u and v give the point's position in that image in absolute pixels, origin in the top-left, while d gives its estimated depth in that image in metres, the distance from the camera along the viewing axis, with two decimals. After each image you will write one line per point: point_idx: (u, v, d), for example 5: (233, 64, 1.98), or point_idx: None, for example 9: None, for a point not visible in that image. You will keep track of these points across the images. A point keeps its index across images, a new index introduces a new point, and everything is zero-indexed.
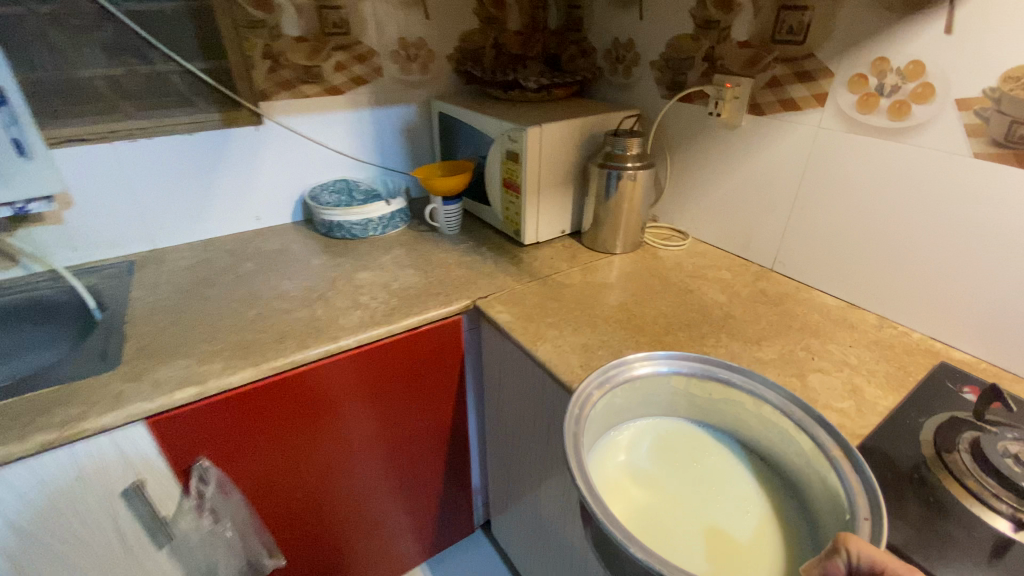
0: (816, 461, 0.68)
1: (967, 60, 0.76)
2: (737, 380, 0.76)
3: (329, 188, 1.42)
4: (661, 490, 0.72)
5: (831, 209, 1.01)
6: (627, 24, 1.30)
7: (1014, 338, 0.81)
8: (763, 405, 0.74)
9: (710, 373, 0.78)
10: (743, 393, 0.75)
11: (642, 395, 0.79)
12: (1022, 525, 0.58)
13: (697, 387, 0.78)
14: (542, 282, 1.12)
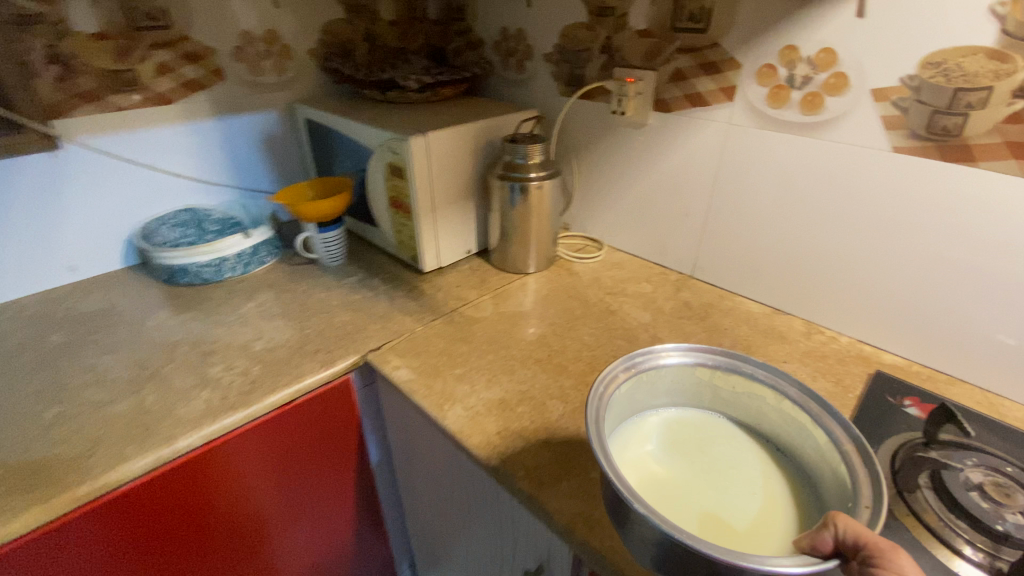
0: (830, 460, 0.59)
1: (880, 46, 0.70)
2: (760, 374, 0.65)
3: (167, 221, 1.11)
4: (674, 472, 0.63)
5: (749, 209, 0.94)
6: (514, 12, 1.14)
7: (940, 339, 0.79)
8: (787, 399, 0.63)
9: (744, 366, 0.66)
10: (770, 386, 0.65)
11: (676, 381, 0.69)
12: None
13: (725, 378, 0.67)
14: (445, 317, 0.93)
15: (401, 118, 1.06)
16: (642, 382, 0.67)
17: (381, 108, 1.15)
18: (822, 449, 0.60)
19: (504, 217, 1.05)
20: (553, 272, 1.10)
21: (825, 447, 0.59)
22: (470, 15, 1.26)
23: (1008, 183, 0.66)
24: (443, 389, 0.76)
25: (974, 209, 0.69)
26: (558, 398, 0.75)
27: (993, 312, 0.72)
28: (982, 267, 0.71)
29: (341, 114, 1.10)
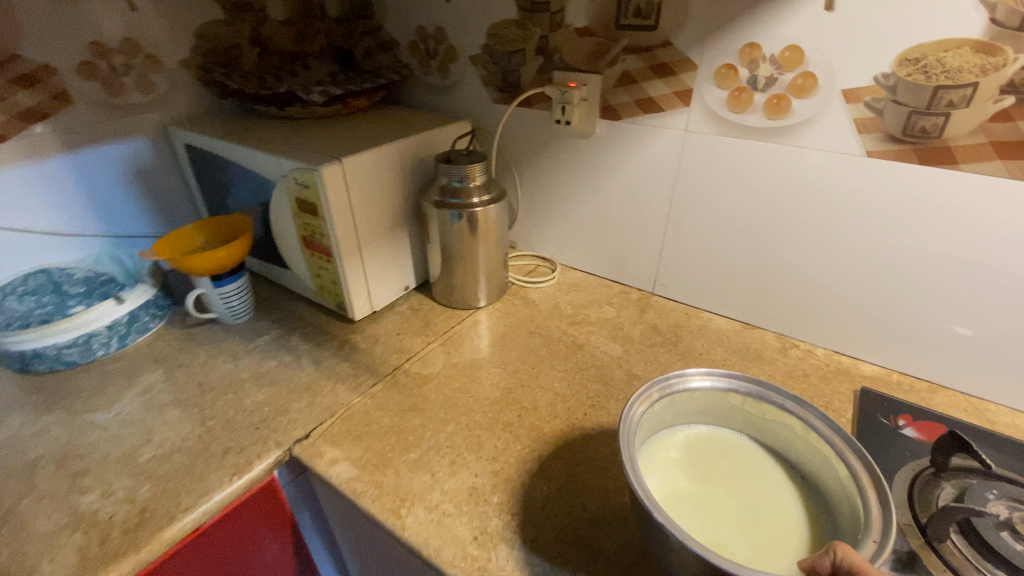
0: (848, 495, 0.52)
1: (850, 43, 0.65)
2: (785, 403, 0.58)
3: (14, 290, 0.86)
4: (702, 491, 0.57)
5: (710, 217, 0.86)
6: (430, 7, 0.99)
7: (918, 344, 0.76)
8: (813, 431, 0.56)
9: (774, 395, 0.59)
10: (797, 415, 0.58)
11: (711, 403, 0.62)
12: None
13: (758, 404, 0.60)
14: (388, 380, 0.78)
15: (307, 140, 0.87)
16: (678, 400, 0.61)
17: (280, 127, 0.96)
18: (843, 483, 0.53)
19: (445, 249, 0.91)
20: (506, 303, 0.98)
21: (846, 480, 0.52)
22: (378, 12, 1.09)
23: (990, 185, 0.63)
24: (397, 487, 0.62)
25: (955, 213, 0.66)
26: (538, 474, 0.63)
27: (974, 317, 0.70)
28: (963, 272, 0.69)
29: (231, 139, 0.89)
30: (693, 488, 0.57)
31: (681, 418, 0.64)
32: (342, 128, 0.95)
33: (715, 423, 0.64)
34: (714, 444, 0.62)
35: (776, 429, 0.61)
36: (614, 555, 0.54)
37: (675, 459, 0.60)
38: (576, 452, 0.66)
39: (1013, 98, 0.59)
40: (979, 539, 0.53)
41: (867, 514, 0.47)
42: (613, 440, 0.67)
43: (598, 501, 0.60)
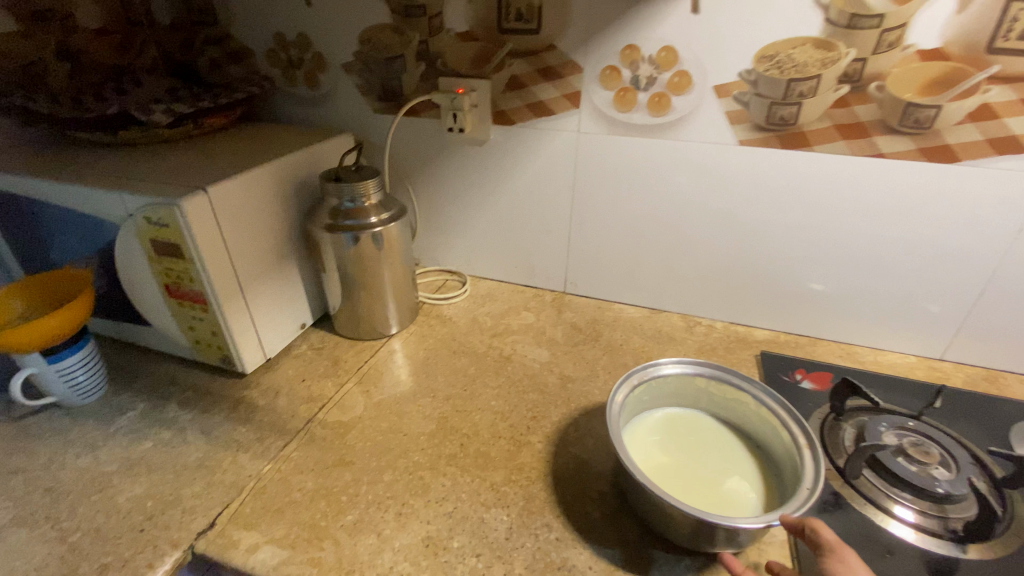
0: (790, 457, 0.56)
1: (714, 43, 0.70)
2: (739, 381, 0.62)
3: None
4: (681, 460, 0.59)
5: (613, 213, 0.89)
6: (288, 12, 0.89)
7: (801, 305, 0.87)
8: (763, 404, 0.60)
9: (732, 374, 0.62)
10: (749, 391, 0.61)
11: (682, 386, 0.65)
12: (961, 539, 0.55)
13: (722, 383, 0.63)
14: (303, 436, 0.68)
15: (155, 170, 0.72)
16: (652, 386, 0.64)
17: (114, 157, 0.79)
18: (788, 447, 0.56)
19: (345, 277, 0.82)
20: (421, 325, 0.92)
21: (790, 445, 0.56)
22: (222, 18, 0.95)
23: (838, 162, 0.73)
24: (341, 560, 0.53)
25: (818, 188, 0.76)
26: (497, 504, 0.59)
27: (838, 275, 0.82)
28: (828, 238, 0.80)
29: (45, 176, 0.71)
30: (671, 461, 0.58)
31: (655, 401, 0.66)
32: (197, 152, 0.80)
33: (688, 405, 0.66)
34: (688, 425, 0.64)
35: (736, 405, 0.63)
36: (587, 569, 0.52)
37: (653, 437, 0.61)
38: (529, 471, 0.63)
39: (848, 86, 0.69)
40: (885, 469, 0.61)
41: (803, 474, 0.51)
42: (562, 449, 0.66)
43: (562, 517, 0.57)
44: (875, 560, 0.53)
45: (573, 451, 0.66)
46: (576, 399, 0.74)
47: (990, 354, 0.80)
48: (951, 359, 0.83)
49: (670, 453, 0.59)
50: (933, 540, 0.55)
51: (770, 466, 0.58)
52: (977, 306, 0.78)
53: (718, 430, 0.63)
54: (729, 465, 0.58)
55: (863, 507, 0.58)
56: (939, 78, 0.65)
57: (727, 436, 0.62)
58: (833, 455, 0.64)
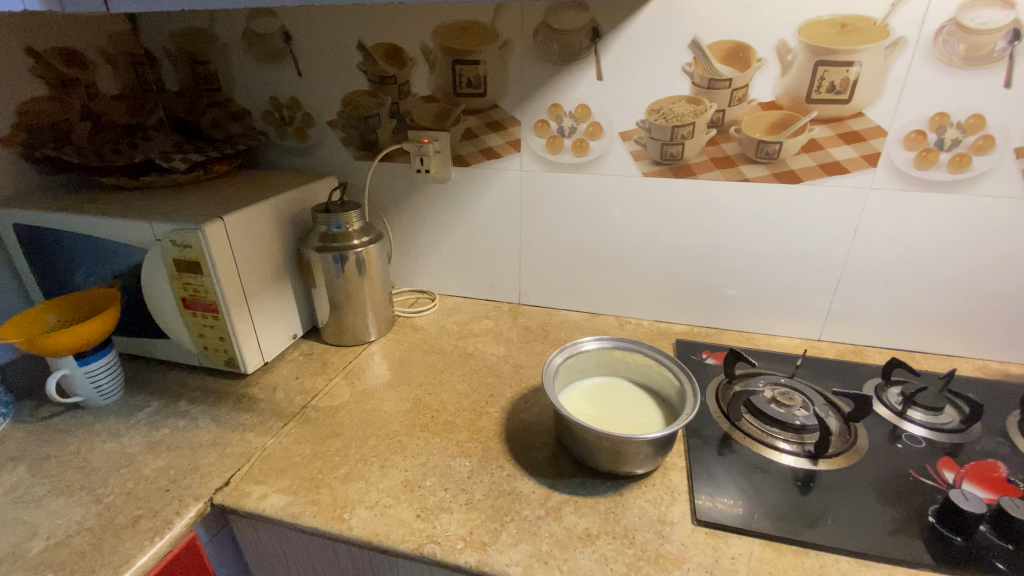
0: (683, 400, 0.73)
1: (616, 101, 0.93)
2: (645, 349, 0.79)
3: None
4: (603, 411, 0.75)
5: (554, 234, 1.09)
6: (282, 82, 1.08)
7: (708, 302, 1.07)
8: (663, 364, 0.77)
9: (640, 343, 0.80)
10: (653, 355, 0.79)
11: (604, 357, 0.82)
12: (815, 456, 0.73)
13: (633, 353, 0.80)
14: (299, 418, 0.81)
15: (175, 206, 0.88)
16: (581, 358, 0.81)
17: (135, 198, 0.94)
18: (680, 392, 0.74)
19: (332, 292, 0.99)
20: (396, 333, 1.07)
21: (682, 391, 0.73)
22: (224, 85, 1.13)
23: (717, 186, 0.95)
24: (336, 499, 0.67)
25: (706, 207, 0.98)
26: (461, 454, 0.74)
27: (731, 275, 1.03)
28: (720, 245, 1.01)
29: (81, 212, 0.86)
30: (595, 411, 0.75)
31: (585, 371, 0.83)
32: (207, 193, 0.97)
33: (612, 374, 0.83)
34: (612, 388, 0.80)
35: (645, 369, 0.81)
36: (532, 492, 0.67)
37: (582, 397, 0.78)
38: (487, 431, 0.78)
39: (715, 130, 0.91)
40: (761, 413, 0.79)
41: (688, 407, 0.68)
42: (514, 415, 0.81)
43: (513, 460, 0.73)
44: (751, 474, 0.70)
45: (523, 416, 0.82)
46: (526, 380, 0.90)
47: (853, 332, 1.01)
48: (826, 339, 1.03)
49: (596, 408, 0.76)
50: (795, 459, 0.72)
51: (670, 411, 0.76)
52: (836, 294, 0.99)
53: (635, 390, 0.80)
54: (640, 412, 0.75)
55: (742, 440, 0.76)
56: (778, 121, 0.88)
57: (639, 393, 0.79)
58: (724, 408, 0.82)
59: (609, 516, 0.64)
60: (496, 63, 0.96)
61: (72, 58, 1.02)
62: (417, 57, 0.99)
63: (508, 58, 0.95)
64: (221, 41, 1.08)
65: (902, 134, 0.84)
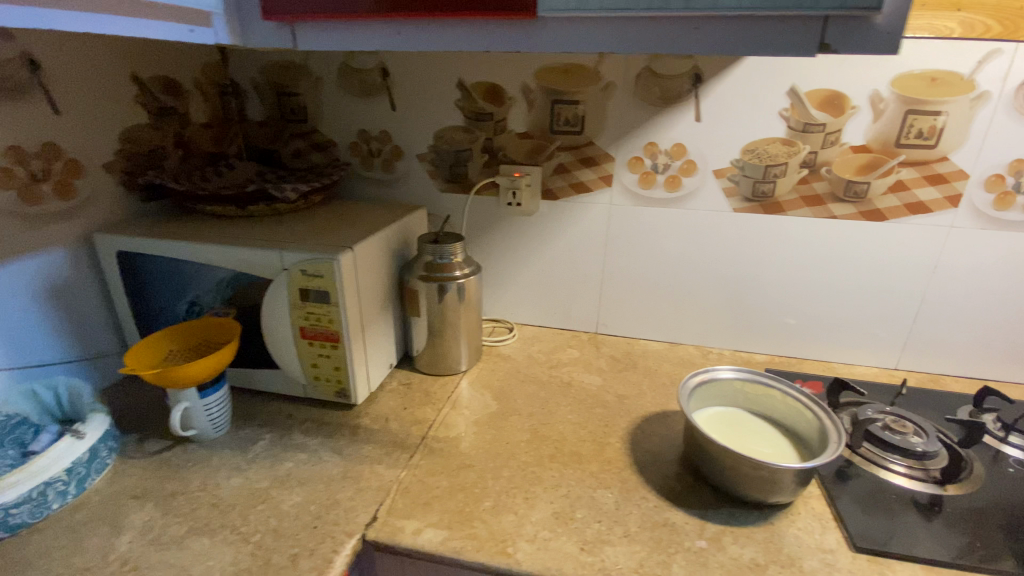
0: (814, 429, 0.77)
1: (713, 141, 0.98)
2: (768, 380, 0.83)
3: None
4: (735, 439, 0.78)
5: (638, 266, 1.10)
6: (373, 115, 1.10)
7: (789, 332, 1.10)
8: (789, 395, 0.81)
9: (762, 374, 0.84)
10: (776, 386, 0.82)
11: (724, 387, 0.85)
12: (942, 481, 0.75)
13: (755, 384, 0.83)
14: (423, 449, 0.81)
15: (288, 236, 0.88)
16: (704, 387, 0.83)
17: (239, 226, 0.93)
18: (812, 423, 0.77)
19: (431, 321, 0.99)
20: (486, 362, 1.07)
21: (814, 421, 0.77)
22: (313, 116, 1.14)
23: (805, 223, 1.00)
24: (493, 532, 0.66)
25: (793, 242, 1.02)
26: (601, 485, 0.74)
27: (813, 306, 1.07)
28: (804, 278, 1.05)
29: (196, 241, 0.85)
30: (729, 440, 0.77)
31: (705, 400, 0.85)
32: (309, 222, 0.97)
33: (730, 405, 0.86)
34: (737, 419, 0.83)
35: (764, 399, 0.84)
36: (686, 523, 0.68)
37: (710, 425, 0.80)
38: (617, 462, 0.79)
39: (807, 170, 0.97)
40: (877, 440, 0.82)
41: (832, 436, 0.72)
42: (637, 445, 0.82)
43: (654, 491, 0.73)
44: (889, 501, 0.72)
45: (646, 445, 0.83)
46: (634, 410, 0.91)
47: (928, 361, 1.06)
48: (901, 367, 1.08)
49: (728, 437, 0.78)
50: (923, 485, 0.75)
51: (797, 441, 0.79)
52: (913, 325, 1.04)
53: (756, 422, 0.83)
54: (769, 441, 0.78)
55: (862, 464, 0.79)
56: (867, 163, 0.94)
57: (761, 423, 0.82)
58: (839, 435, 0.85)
59: (769, 545, 0.65)
60: (596, 103, 1.00)
61: (169, 88, 1.01)
62: (517, 96, 1.02)
63: (609, 99, 0.99)
64: (315, 74, 1.10)
65: (982, 177, 0.91)
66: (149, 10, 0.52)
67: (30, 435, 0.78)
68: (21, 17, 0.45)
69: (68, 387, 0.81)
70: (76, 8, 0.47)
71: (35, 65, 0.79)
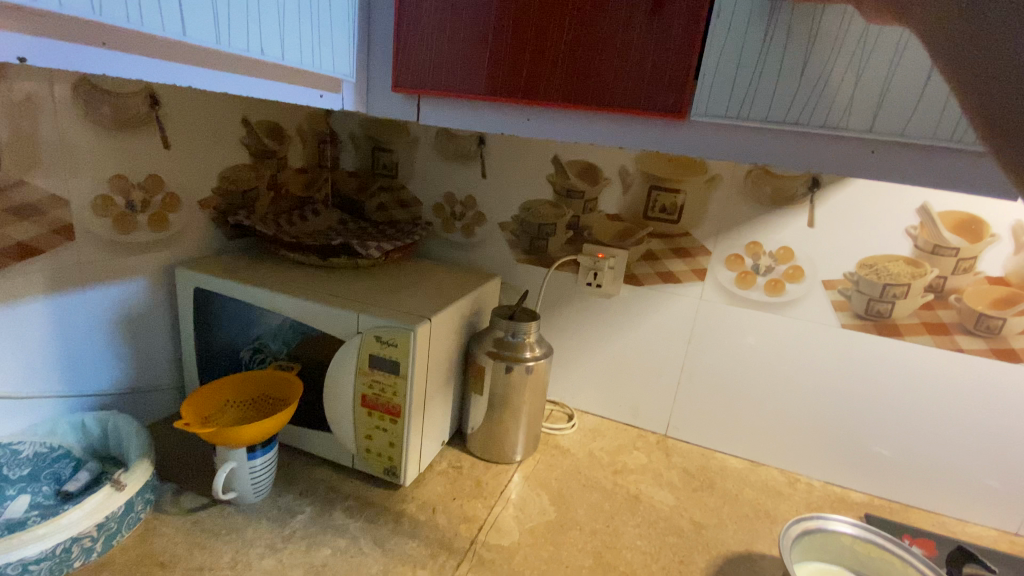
0: None
1: (827, 248, 0.89)
2: (885, 541, 0.72)
3: None
4: None
5: (723, 370, 1.00)
6: (463, 179, 1.09)
7: (892, 473, 0.96)
8: (912, 564, 0.70)
9: (876, 534, 0.73)
10: (894, 551, 0.71)
11: (828, 542, 0.74)
12: None
13: (869, 543, 0.72)
14: (471, 557, 0.72)
15: (365, 294, 0.84)
16: (809, 538, 0.73)
17: (317, 277, 0.91)
18: None
19: (493, 402, 0.91)
20: (544, 454, 0.98)
21: None
22: (403, 174, 1.15)
23: (925, 352, 0.88)
24: None
25: (907, 373, 0.90)
26: None
27: (925, 448, 0.93)
28: (920, 415, 0.91)
29: (274, 289, 0.83)
30: None
31: (807, 553, 0.73)
32: (385, 281, 0.93)
33: (837, 561, 0.74)
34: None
35: (877, 564, 0.73)
36: None
37: None
38: None
39: (933, 295, 0.86)
40: None
41: None
42: None
43: None
44: None
45: None
46: (713, 546, 0.79)
47: None
48: None
49: None
50: None
51: None
52: None
53: None
54: None
55: None
56: (1004, 297, 0.83)
57: None
58: None
59: None
60: (698, 195, 0.94)
61: (275, 132, 1.03)
62: (612, 178, 0.99)
63: (712, 193, 0.93)
64: (413, 136, 1.11)
65: None
66: (282, 74, 0.50)
67: (67, 471, 0.75)
68: (163, 74, 0.41)
69: (118, 424, 0.77)
70: (217, 67, 0.44)
71: (155, 99, 0.80)
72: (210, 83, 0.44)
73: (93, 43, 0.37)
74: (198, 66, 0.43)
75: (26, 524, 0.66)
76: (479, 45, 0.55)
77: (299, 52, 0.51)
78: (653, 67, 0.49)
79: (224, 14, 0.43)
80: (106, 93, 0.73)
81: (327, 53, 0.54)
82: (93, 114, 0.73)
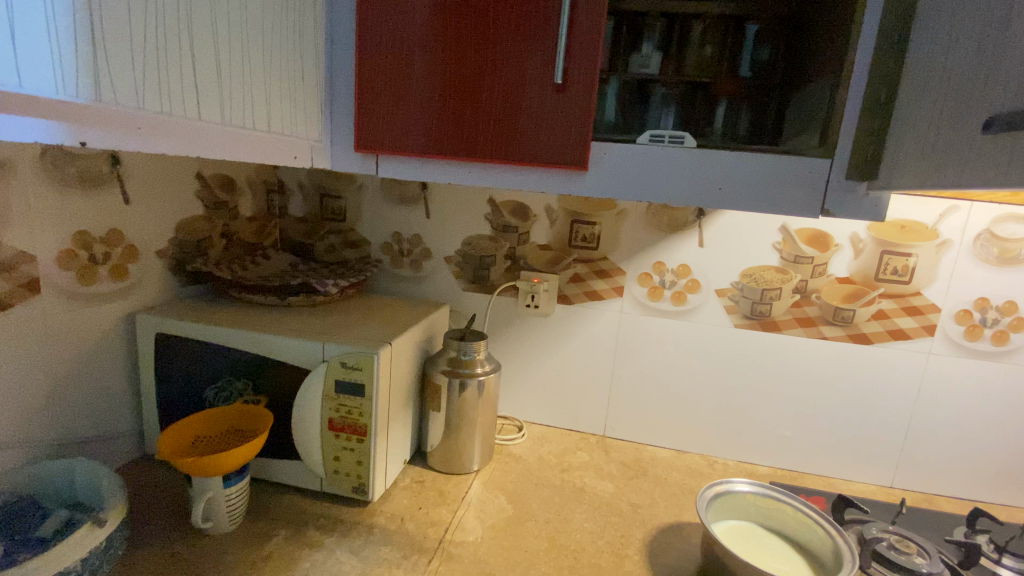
0: (821, 537, 0.83)
1: (716, 263, 1.09)
2: (779, 494, 0.89)
3: None
4: (750, 548, 0.83)
5: (645, 372, 1.16)
6: (408, 220, 1.21)
7: (789, 447, 1.14)
8: (799, 510, 0.87)
9: (772, 490, 0.90)
10: (783, 500, 0.89)
11: (736, 502, 0.91)
12: None
13: (766, 498, 0.90)
14: (441, 554, 0.80)
15: (326, 327, 0.93)
16: (725, 499, 0.90)
17: (276, 315, 0.98)
18: (824, 539, 0.82)
19: (448, 419, 1.01)
20: (498, 461, 1.08)
21: (826, 539, 0.82)
22: (351, 217, 1.24)
23: (799, 342, 1.09)
24: None
25: (789, 360, 1.10)
26: None
27: (810, 422, 1.12)
28: (803, 394, 1.11)
29: (238, 328, 0.90)
30: (744, 548, 0.83)
31: (723, 512, 0.91)
32: (341, 314, 1.02)
33: (743, 518, 0.91)
34: (751, 534, 0.88)
35: (774, 515, 0.89)
36: None
37: (728, 535, 0.86)
38: None
39: (799, 295, 1.08)
40: (878, 555, 0.83)
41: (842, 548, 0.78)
42: (655, 560, 0.84)
43: None
44: None
45: (665, 562, 0.84)
46: (648, 520, 0.93)
47: (922, 481, 1.10)
48: (897, 486, 1.11)
49: (743, 548, 0.83)
50: None
51: (807, 557, 0.83)
52: (905, 445, 1.09)
53: (769, 537, 0.88)
54: (786, 556, 0.83)
55: None
56: (851, 292, 1.06)
57: (771, 540, 0.87)
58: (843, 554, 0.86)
59: None
60: (612, 225, 1.11)
61: (226, 184, 1.10)
62: (540, 213, 1.14)
63: (622, 223, 1.11)
64: (359, 182, 1.22)
65: (952, 311, 1.02)
66: (265, 142, 0.62)
67: (35, 519, 0.73)
68: (178, 148, 0.51)
69: (86, 471, 0.79)
70: (217, 141, 0.56)
71: (117, 159, 0.86)
72: (209, 153, 0.55)
73: (134, 129, 0.46)
74: (204, 141, 0.54)
75: (10, 555, 0.67)
76: (427, 113, 0.68)
77: (281, 120, 0.65)
78: (562, 133, 0.65)
79: (225, 100, 0.56)
80: (73, 157, 0.79)
81: (301, 123, 0.68)
82: (59, 175, 0.78)
